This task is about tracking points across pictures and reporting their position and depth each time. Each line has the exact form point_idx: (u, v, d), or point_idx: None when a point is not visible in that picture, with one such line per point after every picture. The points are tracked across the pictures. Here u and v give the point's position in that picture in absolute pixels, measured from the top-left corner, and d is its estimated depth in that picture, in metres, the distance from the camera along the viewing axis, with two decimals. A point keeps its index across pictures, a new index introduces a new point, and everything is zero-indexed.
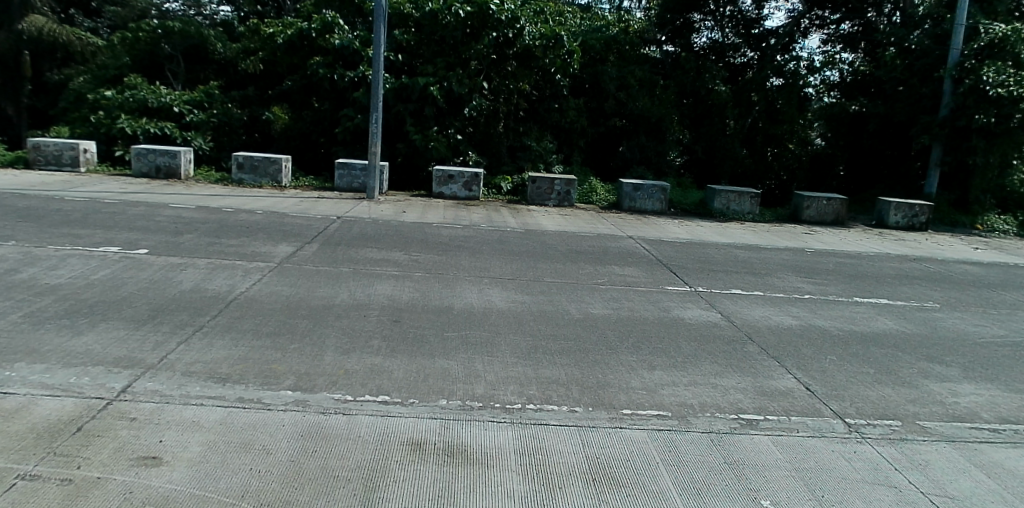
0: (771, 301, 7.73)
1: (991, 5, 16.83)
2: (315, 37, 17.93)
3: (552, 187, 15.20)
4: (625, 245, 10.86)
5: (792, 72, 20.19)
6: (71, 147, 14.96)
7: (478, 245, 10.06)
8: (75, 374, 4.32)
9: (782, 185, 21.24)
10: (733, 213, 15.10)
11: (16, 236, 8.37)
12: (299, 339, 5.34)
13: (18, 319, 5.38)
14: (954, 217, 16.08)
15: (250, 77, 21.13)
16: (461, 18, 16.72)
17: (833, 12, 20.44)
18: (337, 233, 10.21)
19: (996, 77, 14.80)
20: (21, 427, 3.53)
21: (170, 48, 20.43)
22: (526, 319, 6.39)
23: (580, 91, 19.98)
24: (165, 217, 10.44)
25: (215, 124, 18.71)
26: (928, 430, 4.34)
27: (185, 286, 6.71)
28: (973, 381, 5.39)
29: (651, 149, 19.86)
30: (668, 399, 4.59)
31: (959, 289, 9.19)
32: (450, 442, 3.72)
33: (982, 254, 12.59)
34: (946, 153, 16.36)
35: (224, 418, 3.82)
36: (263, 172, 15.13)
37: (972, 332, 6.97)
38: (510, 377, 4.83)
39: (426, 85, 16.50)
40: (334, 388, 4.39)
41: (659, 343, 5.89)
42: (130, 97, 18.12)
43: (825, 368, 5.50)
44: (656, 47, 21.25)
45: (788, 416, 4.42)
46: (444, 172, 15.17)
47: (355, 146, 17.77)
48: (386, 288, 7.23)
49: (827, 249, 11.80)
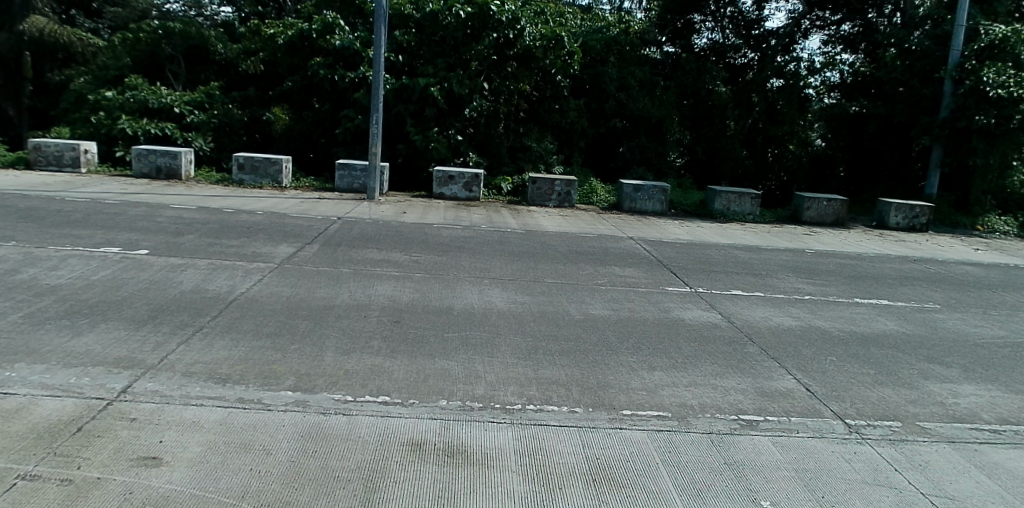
0: (771, 302, 7.73)
1: (991, 6, 16.84)
2: (316, 37, 17.94)
3: (553, 188, 15.21)
4: (625, 246, 10.87)
5: (793, 73, 20.08)
6: (72, 147, 14.97)
7: (479, 246, 10.07)
8: (75, 374, 4.32)
9: (782, 186, 21.23)
10: (733, 213, 15.11)
11: (17, 236, 8.38)
12: (300, 340, 5.34)
13: (19, 319, 5.39)
14: (955, 218, 16.07)
15: (251, 78, 21.14)
16: (462, 19, 16.73)
17: (834, 13, 20.25)
18: (337, 233, 10.21)
19: (997, 78, 14.80)
20: (21, 427, 3.53)
21: (171, 49, 20.46)
22: (526, 319, 6.39)
23: (580, 91, 19.95)
24: (166, 218, 10.45)
25: (215, 125, 18.72)
26: (928, 430, 4.34)
27: (185, 286, 6.71)
28: (973, 382, 5.39)
29: (652, 150, 19.87)
30: (668, 400, 4.59)
31: (959, 290, 9.18)
32: (450, 442, 3.72)
33: (983, 255, 12.58)
34: (946, 154, 16.37)
35: (224, 418, 3.82)
36: (263, 173, 15.14)
37: (973, 333, 6.97)
38: (510, 377, 4.83)
39: (427, 86, 16.51)
40: (334, 389, 4.40)
41: (659, 343, 5.90)
42: (131, 98, 18.14)
43: (825, 368, 5.51)
44: (656, 48, 21.24)
45: (788, 417, 4.42)
46: (445, 173, 15.18)
47: (355, 146, 17.78)
48: (386, 288, 7.24)
49: (828, 250, 11.79)
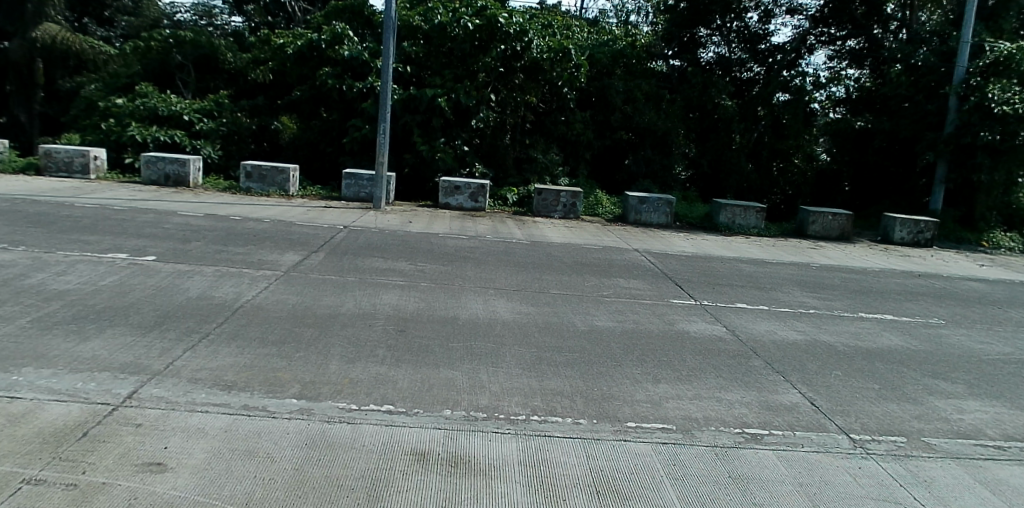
0: (776, 316, 7.72)
1: (997, 24, 16.77)
2: (325, 47, 18.09)
3: (558, 199, 15.24)
4: (630, 258, 10.89)
5: (798, 88, 20.28)
6: (82, 154, 15.10)
7: (484, 256, 10.10)
8: (82, 378, 4.37)
9: (787, 200, 21.39)
10: (738, 227, 15.09)
11: (28, 241, 8.47)
12: (305, 348, 5.37)
13: (27, 323, 5.45)
14: (959, 234, 15.97)
15: (261, 87, 20.94)
16: (469, 31, 17.05)
17: (838, 30, 20.77)
18: (345, 242, 10.29)
19: (1001, 95, 14.76)
20: (30, 430, 3.57)
21: (181, 57, 20.74)
22: (532, 330, 6.41)
23: (585, 104, 19.99)
24: (174, 225, 10.51)
25: (224, 133, 18.84)
26: (933, 447, 4.32)
27: (192, 293, 6.74)
28: (979, 398, 5.37)
29: (657, 163, 19.93)
30: (672, 413, 4.58)
31: (965, 306, 9.14)
32: (454, 452, 3.73)
33: (989, 271, 12.54)
34: (951, 171, 16.36)
35: (229, 425, 3.84)
36: (271, 181, 15.24)
37: (981, 350, 6.93)
38: (516, 388, 4.84)
39: (434, 96, 16.61)
40: (339, 397, 4.41)
41: (664, 356, 5.89)
42: (141, 105, 18.34)
43: (829, 383, 5.48)
44: (662, 62, 21.38)
45: (793, 431, 4.41)
46: (450, 183, 15.25)
47: (363, 156, 17.99)
48: (391, 297, 7.25)
49: (834, 265, 11.74)
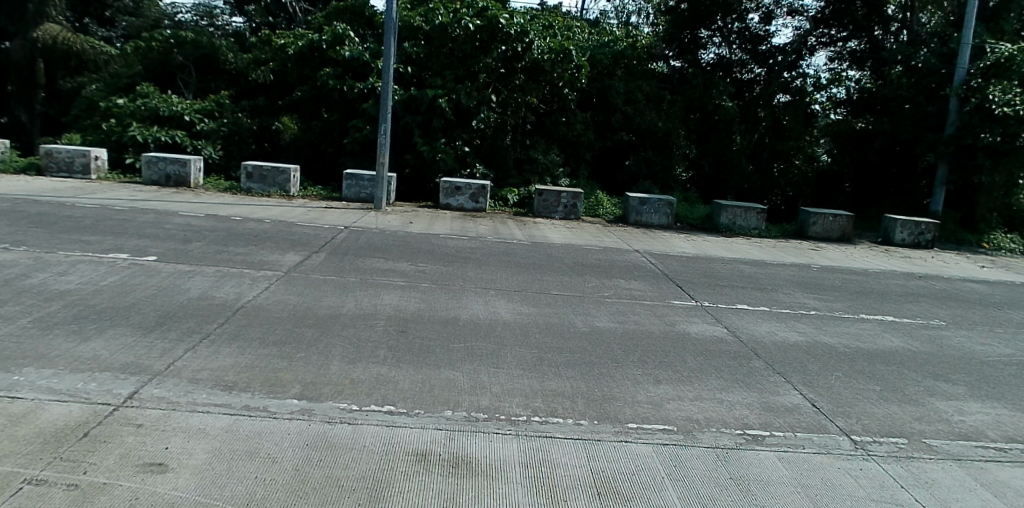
0: (777, 317, 7.73)
1: (997, 25, 16.77)
2: (326, 48, 18.08)
3: (559, 200, 15.24)
4: (631, 258, 10.89)
5: (799, 89, 20.25)
6: (83, 154, 15.11)
7: (484, 257, 10.10)
8: (83, 378, 4.37)
9: (788, 201, 21.38)
10: (739, 228, 15.09)
11: (29, 241, 8.47)
12: (306, 348, 5.37)
13: (29, 323, 5.45)
14: (960, 236, 15.96)
15: (262, 87, 21.01)
16: (470, 32, 16.99)
17: (839, 31, 20.73)
18: (345, 242, 10.30)
19: (1002, 96, 14.77)
20: (30, 430, 3.57)
21: (182, 58, 20.78)
22: (532, 331, 6.41)
23: (586, 105, 20.01)
24: (175, 225, 10.52)
25: (225, 133, 18.84)
26: (934, 448, 4.32)
27: (193, 293, 6.74)
28: (979, 400, 5.37)
29: (658, 164, 19.85)
30: (673, 414, 4.58)
31: (966, 308, 9.14)
32: (455, 453, 3.72)
33: (989, 272, 12.54)
34: (952, 172, 16.34)
35: (230, 426, 3.84)
36: (272, 182, 15.25)
37: (982, 351, 6.93)
38: (517, 389, 4.84)
39: (434, 97, 16.63)
40: (340, 398, 4.41)
41: (665, 357, 5.89)
42: (142, 105, 18.37)
43: (830, 385, 5.48)
44: (663, 63, 21.44)
45: (794, 432, 4.41)
46: (451, 184, 15.26)
47: (363, 157, 17.99)
48: (392, 298, 7.26)
49: (835, 266, 11.73)
